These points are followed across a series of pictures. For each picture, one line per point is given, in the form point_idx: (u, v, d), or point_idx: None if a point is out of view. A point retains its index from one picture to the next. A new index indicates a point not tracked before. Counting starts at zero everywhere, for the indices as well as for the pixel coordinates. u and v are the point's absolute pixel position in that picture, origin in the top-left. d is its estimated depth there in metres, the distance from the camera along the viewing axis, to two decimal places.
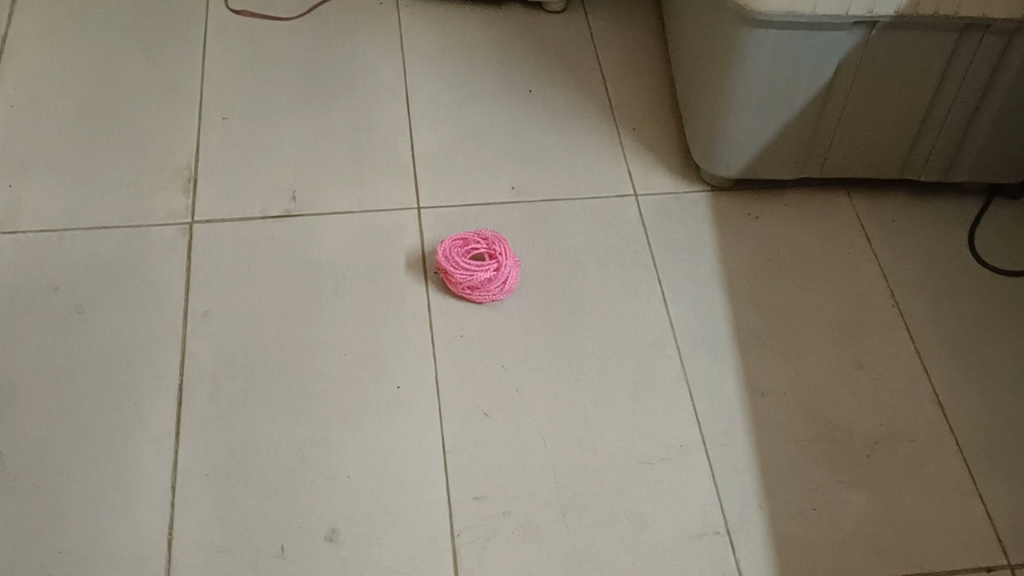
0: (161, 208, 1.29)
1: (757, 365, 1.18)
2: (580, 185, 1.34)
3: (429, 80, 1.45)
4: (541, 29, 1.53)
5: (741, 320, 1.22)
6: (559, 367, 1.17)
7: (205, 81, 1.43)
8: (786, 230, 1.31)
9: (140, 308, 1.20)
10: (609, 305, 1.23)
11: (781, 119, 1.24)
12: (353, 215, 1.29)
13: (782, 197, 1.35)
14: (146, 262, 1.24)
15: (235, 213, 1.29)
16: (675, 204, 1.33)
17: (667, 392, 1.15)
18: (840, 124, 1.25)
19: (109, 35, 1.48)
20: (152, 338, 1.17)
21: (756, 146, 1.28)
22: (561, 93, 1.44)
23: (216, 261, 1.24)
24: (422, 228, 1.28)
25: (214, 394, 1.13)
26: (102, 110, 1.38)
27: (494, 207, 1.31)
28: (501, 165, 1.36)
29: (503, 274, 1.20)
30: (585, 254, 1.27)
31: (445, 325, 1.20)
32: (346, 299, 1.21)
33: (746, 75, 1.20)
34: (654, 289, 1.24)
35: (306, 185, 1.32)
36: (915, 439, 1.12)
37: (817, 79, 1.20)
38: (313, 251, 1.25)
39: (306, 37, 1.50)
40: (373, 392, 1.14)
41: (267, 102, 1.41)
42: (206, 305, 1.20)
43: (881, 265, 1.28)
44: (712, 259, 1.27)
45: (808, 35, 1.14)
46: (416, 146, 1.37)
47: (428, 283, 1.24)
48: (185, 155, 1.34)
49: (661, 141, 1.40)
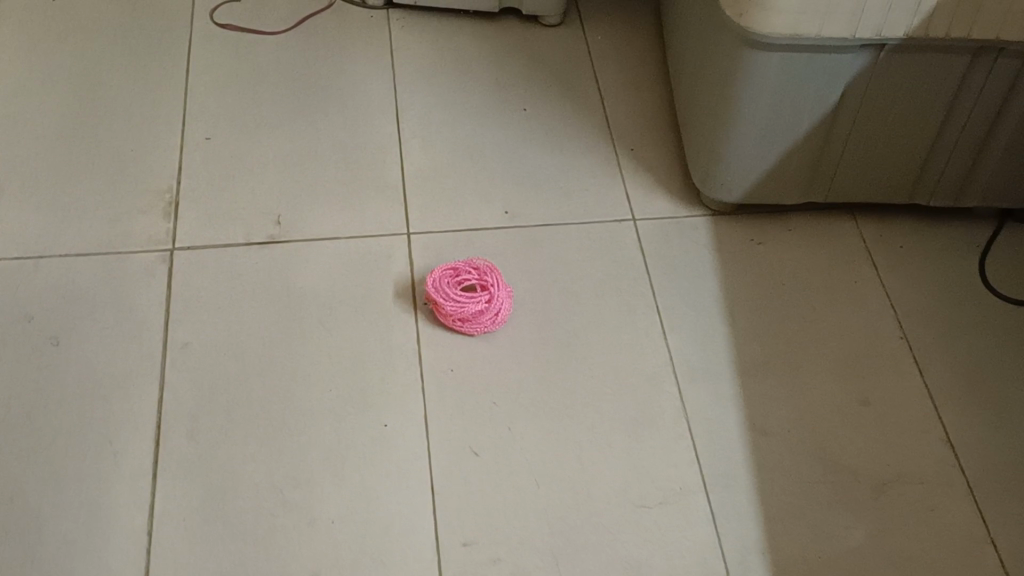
0: (141, 233, 1.24)
1: (759, 402, 1.13)
2: (576, 209, 1.29)
3: (420, 97, 1.40)
4: (536, 43, 1.48)
5: (744, 355, 1.17)
6: (553, 403, 1.12)
7: (189, 98, 1.38)
8: (790, 257, 1.26)
9: (117, 339, 1.15)
10: (606, 337, 1.18)
11: (785, 144, 1.20)
12: (340, 240, 1.24)
13: (785, 222, 1.30)
14: (125, 290, 1.19)
15: (219, 238, 1.24)
16: (675, 228, 1.28)
17: (665, 430, 1.11)
18: (846, 149, 1.20)
19: (89, 49, 1.42)
20: (129, 372, 1.12)
21: (759, 171, 1.23)
22: (558, 111, 1.39)
23: (198, 289, 1.19)
24: (411, 254, 1.23)
25: (193, 432, 1.08)
26: (81, 128, 1.33)
27: (486, 233, 1.26)
28: (494, 188, 1.31)
29: (495, 305, 1.15)
30: (581, 282, 1.22)
31: (433, 358, 1.15)
32: (331, 331, 1.17)
33: (749, 99, 1.15)
34: (653, 320, 1.19)
35: (291, 209, 1.27)
36: (923, 480, 1.08)
37: (824, 102, 1.15)
38: (297, 280, 1.21)
39: (294, 51, 1.45)
40: (358, 430, 1.09)
41: (253, 120, 1.36)
42: (186, 337, 1.15)
43: (889, 295, 1.23)
44: (713, 288, 1.22)
45: (814, 57, 1.10)
46: (406, 166, 1.32)
47: (417, 313, 1.19)
48: (166, 177, 1.29)
49: (660, 162, 1.35)
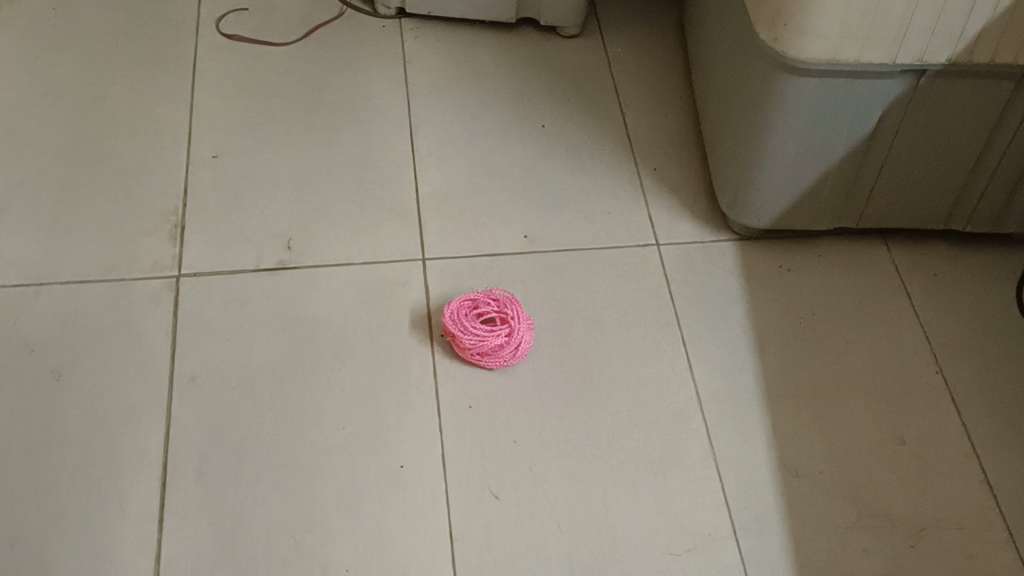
0: (146, 257, 1.19)
1: (790, 442, 1.09)
2: (598, 233, 1.24)
3: (435, 114, 1.35)
4: (556, 55, 1.43)
5: (774, 392, 1.13)
6: (577, 442, 1.08)
7: (195, 113, 1.33)
8: (820, 285, 1.22)
9: (122, 371, 1.10)
10: (630, 371, 1.13)
11: (817, 170, 1.15)
12: (353, 266, 1.20)
13: (815, 247, 1.25)
14: (130, 319, 1.14)
15: (227, 264, 1.19)
16: (701, 254, 1.23)
17: (694, 471, 1.06)
18: (881, 175, 1.16)
19: (91, 59, 1.37)
20: (134, 408, 1.08)
21: (790, 198, 1.18)
22: (578, 128, 1.34)
23: (206, 318, 1.15)
24: (427, 281, 1.19)
25: (201, 471, 1.03)
26: (82, 144, 1.28)
27: (505, 259, 1.21)
28: (513, 210, 1.26)
29: (515, 338, 1.10)
30: (603, 311, 1.17)
31: (451, 394, 1.11)
32: (345, 363, 1.12)
33: (782, 125, 1.10)
34: (679, 353, 1.15)
35: (302, 232, 1.22)
36: (962, 526, 1.04)
37: (859, 129, 1.10)
38: (309, 308, 1.16)
39: (304, 63, 1.40)
40: (374, 471, 1.05)
41: (262, 137, 1.31)
42: (193, 369, 1.10)
43: (923, 327, 1.19)
44: (740, 319, 1.18)
45: (851, 83, 1.05)
46: (421, 187, 1.27)
47: (433, 345, 1.14)
48: (172, 197, 1.24)
49: (685, 183, 1.30)
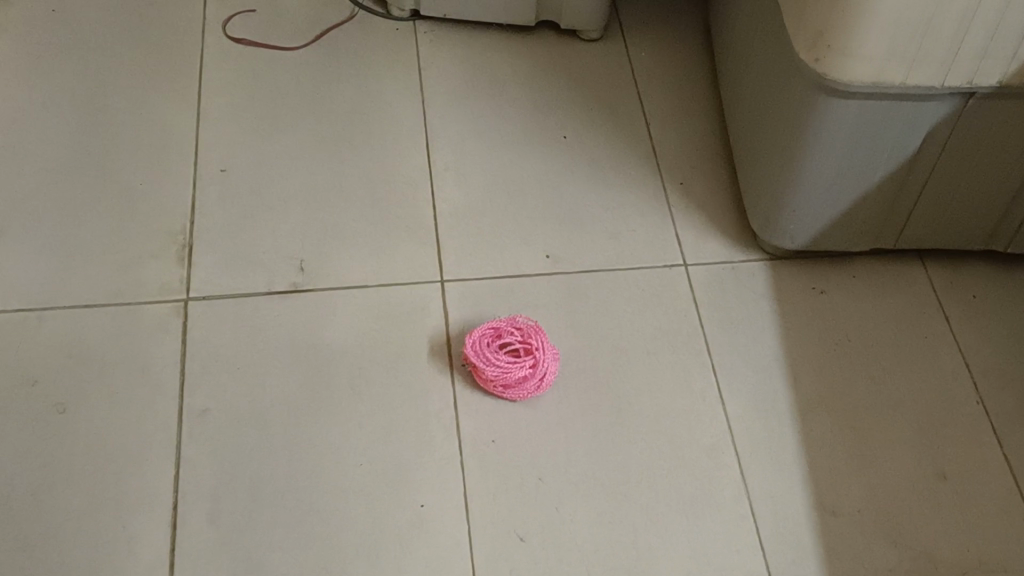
0: (153, 280, 1.14)
1: (826, 479, 1.05)
2: (623, 253, 1.19)
3: (452, 123, 1.29)
4: (577, 60, 1.37)
5: (808, 425, 1.08)
6: (605, 480, 1.03)
7: (202, 124, 1.27)
8: (855, 308, 1.17)
9: (131, 406, 1.06)
10: (659, 402, 1.09)
11: (856, 192, 1.10)
12: (369, 289, 1.15)
13: (850, 267, 1.20)
14: (138, 348, 1.09)
15: (237, 287, 1.14)
16: (730, 275, 1.18)
17: (727, 511, 1.02)
18: (922, 197, 1.10)
19: (93, 66, 1.31)
20: (143, 445, 1.03)
21: (825, 219, 1.13)
22: (601, 139, 1.29)
23: (216, 346, 1.10)
24: (446, 305, 1.14)
25: (214, 514, 0.99)
26: (85, 158, 1.23)
27: (527, 281, 1.16)
28: (535, 227, 1.21)
29: (540, 370, 1.06)
30: (630, 337, 1.13)
31: (473, 428, 1.06)
32: (362, 395, 1.08)
33: (820, 148, 1.05)
34: (709, 382, 1.10)
35: (316, 253, 1.17)
36: (1007, 568, 0.99)
37: (902, 152, 1.05)
38: (323, 336, 1.11)
39: (314, 69, 1.34)
40: (394, 512, 1.01)
41: (272, 150, 1.26)
42: (204, 403, 1.06)
43: (963, 353, 1.14)
44: (772, 345, 1.13)
45: (895, 106, 0.99)
46: (438, 203, 1.22)
47: (454, 375, 1.10)
48: (179, 215, 1.19)
49: (713, 199, 1.25)
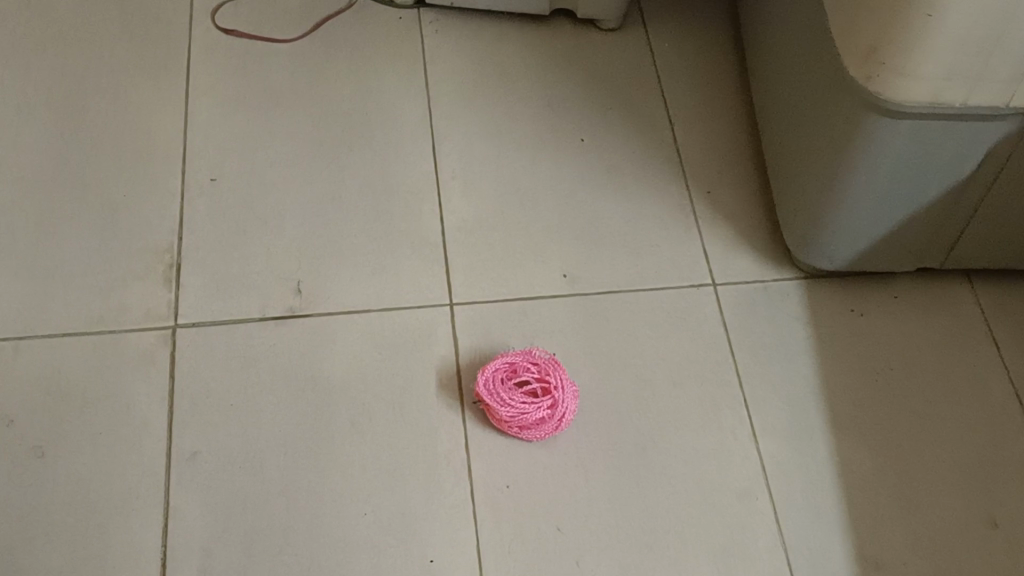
0: (139, 306, 1.06)
1: (868, 527, 0.97)
2: (645, 271, 1.11)
3: (460, 124, 1.20)
4: (594, 54, 1.28)
5: (848, 465, 1.00)
6: (629, 530, 0.95)
7: (190, 128, 1.18)
8: (897, 332, 1.08)
9: (115, 449, 0.98)
10: (687, 441, 1.01)
11: (903, 213, 1.00)
12: (372, 313, 1.06)
13: (891, 286, 1.11)
14: (122, 383, 1.01)
15: (230, 312, 1.06)
16: (762, 295, 1.10)
17: (762, 564, 0.94)
18: (975, 218, 1.01)
19: (71, 62, 1.22)
20: (128, 493, 0.95)
21: (868, 240, 1.04)
22: (620, 144, 1.20)
23: (207, 380, 1.02)
24: (455, 332, 1.06)
25: (206, 571, 0.92)
26: (62, 167, 1.13)
27: (542, 304, 1.08)
28: (550, 243, 1.12)
29: (559, 410, 0.97)
30: (654, 368, 1.04)
31: (485, 472, 0.98)
32: (365, 435, 0.99)
33: (866, 167, 0.95)
34: (740, 417, 1.02)
35: (314, 273, 1.09)
36: None
37: (956, 173, 0.95)
38: (323, 367, 1.03)
39: (311, 65, 1.25)
40: (400, 568, 0.93)
41: (265, 156, 1.17)
42: (195, 445, 0.98)
43: (1014, 383, 1.05)
44: (808, 375, 1.05)
45: (951, 127, 0.90)
46: (446, 217, 1.13)
47: (465, 411, 1.01)
48: (166, 232, 1.10)
49: (742, 210, 1.16)
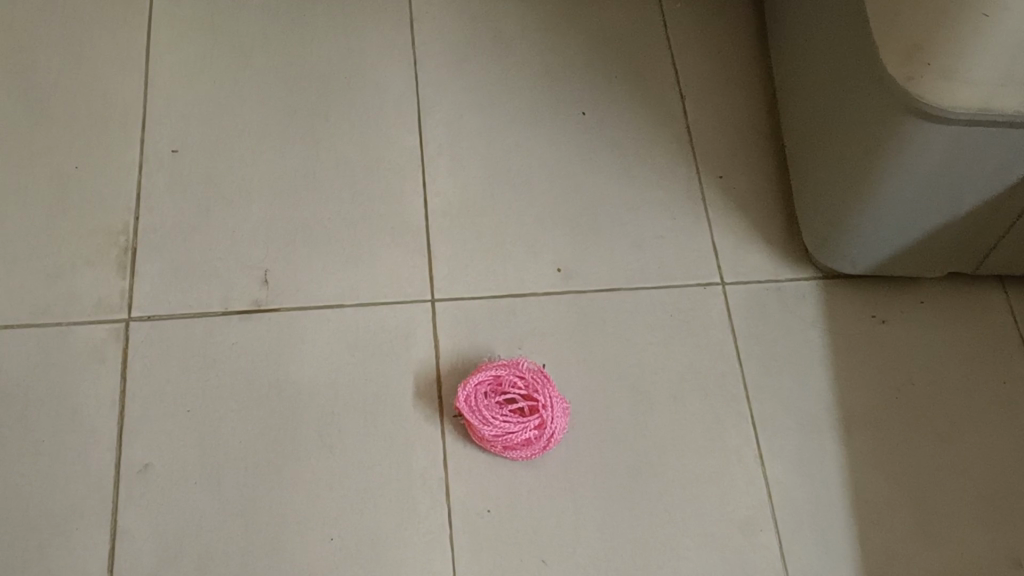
0: (89, 294, 0.96)
1: (882, 565, 0.88)
2: (647, 266, 1.01)
3: (448, 93, 1.09)
4: (598, 15, 1.17)
5: (862, 493, 0.91)
6: (619, 564, 0.87)
7: (150, 91, 1.07)
8: (921, 343, 0.99)
9: (58, 460, 0.89)
10: (687, 463, 0.92)
11: (935, 220, 0.90)
12: (345, 310, 0.97)
13: (917, 290, 1.02)
14: (68, 384, 0.92)
15: (189, 303, 0.96)
16: (775, 298, 1.00)
17: None
18: (1015, 228, 0.91)
19: (22, 13, 1.10)
20: (71, 511, 0.87)
21: (895, 245, 0.94)
22: (625, 120, 1.09)
23: (162, 382, 0.92)
24: (436, 333, 0.96)
25: None
26: (8, 134, 1.03)
27: (533, 302, 0.98)
28: (543, 233, 1.02)
29: (548, 430, 0.88)
30: (654, 378, 0.95)
31: (464, 494, 0.89)
32: (334, 450, 0.91)
33: (898, 171, 0.85)
34: (746, 436, 0.93)
35: (282, 262, 0.99)
36: None
37: (999, 181, 0.84)
38: (289, 370, 0.94)
39: (285, 19, 1.13)
40: None
41: (233, 124, 1.06)
42: (146, 457, 0.89)
43: None
44: (822, 390, 0.96)
45: (997, 134, 0.79)
46: (430, 200, 1.03)
47: (445, 425, 0.92)
48: (121, 211, 1.00)
49: (756, 199, 1.06)
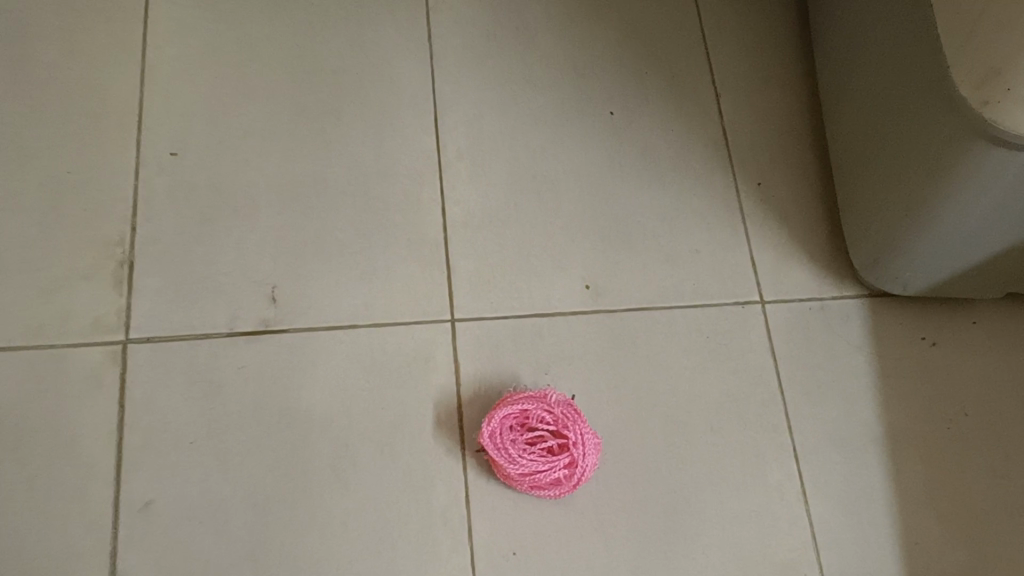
0: (84, 312, 0.89)
1: None
2: (682, 283, 0.95)
3: (468, 92, 1.03)
4: (625, 7, 1.10)
5: (913, 532, 0.85)
6: None
7: (149, 88, 1.00)
8: (975, 368, 0.93)
9: (52, 495, 0.82)
10: (726, 499, 0.86)
11: (997, 246, 0.84)
12: (360, 330, 0.90)
13: (968, 311, 0.96)
14: (63, 411, 0.85)
15: (192, 322, 0.89)
16: (817, 318, 0.95)
17: None
18: None
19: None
20: (66, 551, 0.80)
21: (951, 270, 0.87)
22: (656, 123, 1.03)
23: (164, 409, 0.86)
24: (457, 356, 0.90)
25: None
26: None
27: (561, 323, 0.92)
28: (570, 246, 0.96)
29: (578, 470, 0.82)
30: (690, 407, 0.89)
31: (489, 533, 0.83)
32: (349, 485, 0.84)
33: (962, 197, 0.78)
34: (788, 471, 0.87)
35: (291, 277, 0.92)
36: None
37: None
38: (300, 397, 0.87)
39: (293, 10, 1.06)
40: None
41: (237, 125, 0.99)
42: (147, 492, 0.83)
43: None
44: (869, 421, 0.90)
45: None
46: (449, 208, 0.96)
47: (467, 458, 0.86)
48: (119, 220, 0.93)
49: (797, 211, 1.00)
